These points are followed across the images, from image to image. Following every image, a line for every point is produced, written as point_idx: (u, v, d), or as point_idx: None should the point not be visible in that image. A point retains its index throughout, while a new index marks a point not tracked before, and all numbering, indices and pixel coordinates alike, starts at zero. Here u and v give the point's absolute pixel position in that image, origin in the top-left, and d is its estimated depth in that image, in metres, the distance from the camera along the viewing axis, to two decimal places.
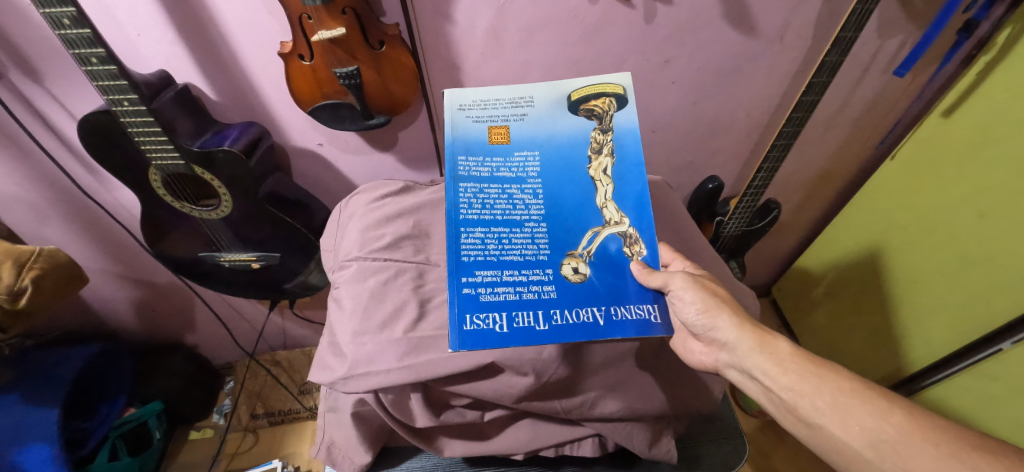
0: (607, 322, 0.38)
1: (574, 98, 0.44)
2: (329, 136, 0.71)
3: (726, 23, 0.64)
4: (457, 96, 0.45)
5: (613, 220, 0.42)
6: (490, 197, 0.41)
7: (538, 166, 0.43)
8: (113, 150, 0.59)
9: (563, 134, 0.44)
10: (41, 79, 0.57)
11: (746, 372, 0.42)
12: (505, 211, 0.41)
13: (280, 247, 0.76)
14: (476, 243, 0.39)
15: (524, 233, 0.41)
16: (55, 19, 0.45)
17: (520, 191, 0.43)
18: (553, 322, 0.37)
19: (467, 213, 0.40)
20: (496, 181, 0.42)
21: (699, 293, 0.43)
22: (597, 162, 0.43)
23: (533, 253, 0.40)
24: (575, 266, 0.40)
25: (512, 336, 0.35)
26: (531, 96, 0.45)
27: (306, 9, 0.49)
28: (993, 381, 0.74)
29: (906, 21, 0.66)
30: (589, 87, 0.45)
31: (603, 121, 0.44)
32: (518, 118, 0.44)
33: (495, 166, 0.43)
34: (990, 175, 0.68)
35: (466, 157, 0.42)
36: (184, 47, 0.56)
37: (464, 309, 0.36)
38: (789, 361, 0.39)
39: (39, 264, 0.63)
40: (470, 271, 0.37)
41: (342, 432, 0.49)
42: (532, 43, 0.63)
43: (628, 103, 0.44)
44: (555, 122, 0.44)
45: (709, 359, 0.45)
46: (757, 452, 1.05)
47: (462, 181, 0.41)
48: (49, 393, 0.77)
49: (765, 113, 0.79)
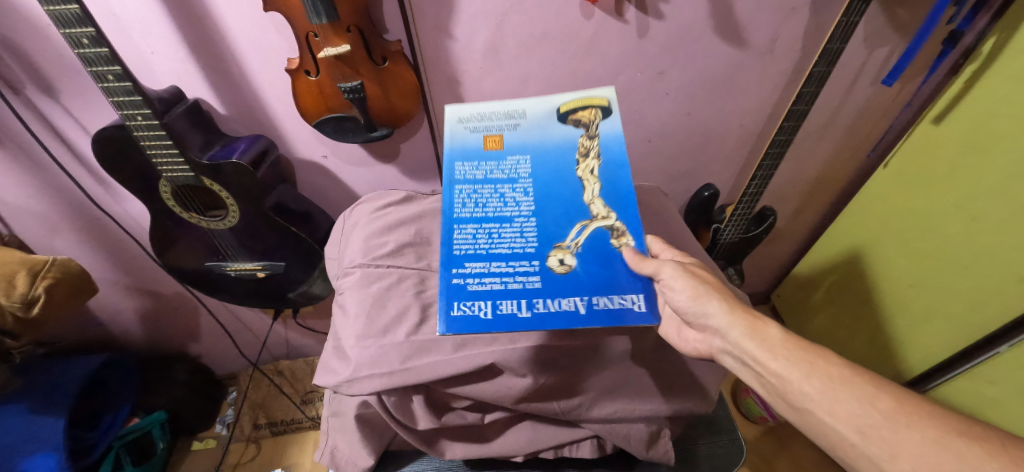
0: (589, 309, 0.37)
1: (562, 110, 0.48)
2: (333, 148, 0.74)
3: (717, 36, 0.66)
4: (457, 110, 0.49)
5: (601, 215, 0.43)
6: (483, 196, 0.44)
7: (529, 168, 0.46)
8: (126, 163, 0.61)
9: (553, 141, 0.47)
10: (58, 95, 0.59)
11: (738, 357, 0.43)
12: (496, 209, 0.43)
13: (285, 257, 0.78)
14: (467, 238, 0.41)
15: (513, 228, 0.42)
16: (75, 39, 0.47)
17: (511, 190, 0.45)
18: (535, 309, 0.36)
19: (460, 213, 0.43)
20: (489, 183, 0.45)
21: (688, 282, 0.44)
22: (585, 163, 0.46)
23: (521, 245, 0.41)
24: (561, 257, 0.40)
25: (496, 323, 0.35)
26: (525, 109, 0.49)
27: (313, 27, 0.51)
28: (991, 383, 0.75)
29: (891, 32, 0.68)
30: (578, 100, 0.48)
31: (591, 128, 0.47)
32: (512, 126, 0.48)
33: (488, 169, 0.46)
34: (981, 180, 0.69)
35: (463, 162, 0.46)
36: (195, 64, 0.59)
37: (451, 297, 0.37)
38: (779, 347, 0.40)
39: (52, 273, 0.64)
40: (460, 263, 0.40)
41: (345, 436, 0.50)
42: (530, 58, 0.66)
43: (613, 114, 0.47)
44: (545, 130, 0.48)
45: (704, 345, 0.47)
46: (759, 460, 1.04)
47: (457, 184, 0.44)
48: (59, 402, 0.78)
49: (759, 122, 0.81)
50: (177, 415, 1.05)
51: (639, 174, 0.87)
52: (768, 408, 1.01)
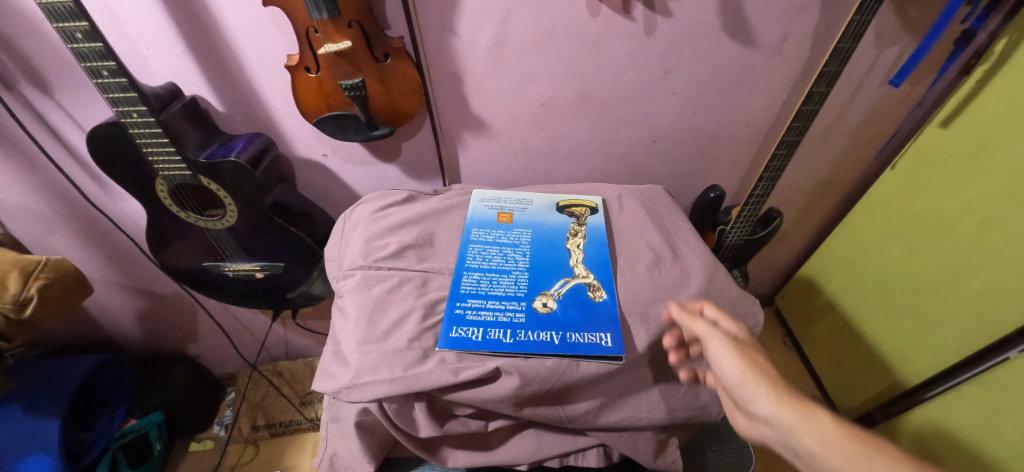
0: (562, 342, 0.45)
1: (561, 204, 0.65)
2: (333, 147, 0.72)
3: (726, 34, 0.65)
4: (481, 194, 0.66)
5: (581, 274, 0.54)
6: (489, 253, 0.56)
7: (529, 236, 0.59)
8: (121, 161, 0.59)
9: (550, 223, 0.62)
10: (52, 91, 0.58)
11: (793, 453, 0.36)
12: (498, 263, 0.55)
13: (284, 257, 0.76)
14: (473, 282, 0.52)
15: (510, 279, 0.53)
16: (68, 33, 0.46)
17: (513, 251, 0.57)
18: (517, 336, 0.45)
19: (470, 262, 0.54)
20: (497, 244, 0.58)
21: (740, 363, 0.40)
22: (573, 240, 0.59)
23: (514, 290, 0.51)
24: (545, 301, 0.50)
25: (485, 344, 0.44)
26: (531, 199, 0.66)
27: (313, 23, 0.50)
28: (1002, 391, 0.68)
29: (902, 31, 0.67)
30: (573, 199, 0.66)
31: (581, 218, 0.63)
32: (521, 208, 0.64)
33: (498, 235, 0.59)
34: (992, 183, 0.68)
35: (479, 229, 0.60)
36: (192, 60, 0.58)
37: (452, 323, 0.47)
38: (838, 443, 0.33)
39: (45, 274, 0.63)
40: (464, 298, 0.50)
41: (344, 443, 0.48)
42: (534, 55, 0.64)
43: (598, 212, 0.64)
44: (546, 216, 0.63)
45: (755, 434, 0.40)
46: (764, 465, 1.04)
47: (472, 242, 0.57)
48: (52, 403, 0.77)
49: (766, 122, 0.80)
50: (175, 416, 1.03)
51: (645, 175, 0.86)
52: None
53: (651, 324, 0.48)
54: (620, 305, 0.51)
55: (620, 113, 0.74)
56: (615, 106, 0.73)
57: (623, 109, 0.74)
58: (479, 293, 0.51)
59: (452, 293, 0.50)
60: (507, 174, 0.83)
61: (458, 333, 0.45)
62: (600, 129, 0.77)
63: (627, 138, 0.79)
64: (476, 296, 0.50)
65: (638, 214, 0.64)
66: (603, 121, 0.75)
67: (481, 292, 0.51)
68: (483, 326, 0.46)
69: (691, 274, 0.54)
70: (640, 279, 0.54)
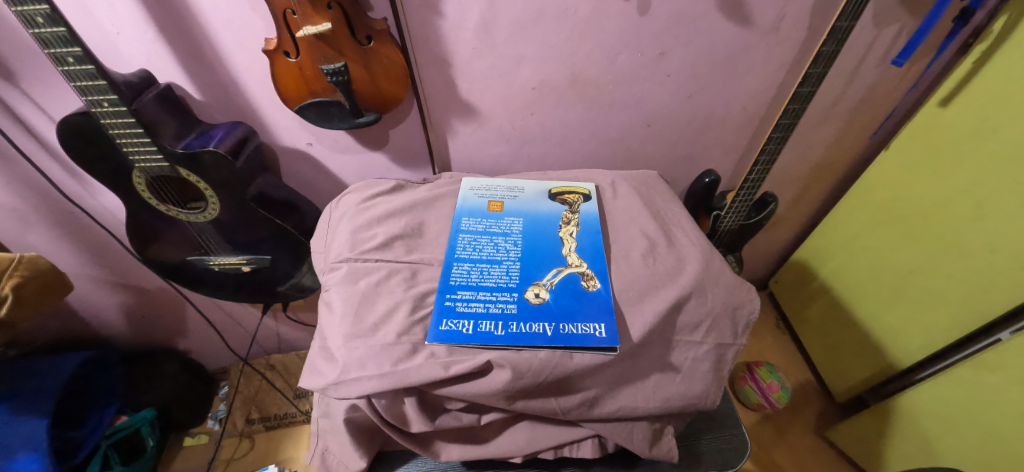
0: (554, 333, 0.44)
1: (554, 192, 0.64)
2: (319, 135, 0.70)
3: (722, 14, 0.63)
4: (471, 182, 0.65)
5: (575, 264, 0.52)
6: (479, 243, 0.55)
7: (520, 225, 0.58)
8: (95, 153, 0.56)
9: (542, 211, 0.61)
10: (18, 81, 0.55)
11: None
12: (489, 253, 0.54)
13: (271, 250, 0.74)
14: (463, 273, 0.51)
15: (501, 269, 0.52)
16: (28, 18, 0.43)
17: (504, 241, 0.56)
18: (509, 329, 0.44)
19: (460, 253, 0.53)
20: (488, 234, 0.56)
21: None
22: (566, 229, 0.57)
23: (505, 281, 0.50)
24: (537, 292, 0.49)
25: (475, 337, 0.43)
26: (523, 187, 0.65)
27: (291, 4, 0.47)
28: (992, 372, 0.67)
29: (902, 10, 0.65)
30: (566, 187, 0.64)
31: (574, 206, 0.61)
32: (512, 197, 0.63)
33: (488, 224, 0.58)
34: (989, 165, 0.67)
35: (469, 218, 0.58)
36: (165, 45, 0.55)
37: (442, 315, 0.45)
38: None
39: (19, 272, 0.61)
40: (454, 290, 0.48)
41: (336, 438, 0.47)
42: (523, 37, 0.62)
43: (592, 200, 0.62)
44: (538, 203, 0.62)
45: None
46: (758, 447, 1.06)
47: (462, 232, 0.56)
48: (40, 402, 0.75)
49: (762, 105, 0.78)
50: (168, 411, 1.02)
51: (638, 160, 0.85)
52: (766, 397, 1.02)
53: (644, 313, 0.47)
54: (614, 294, 0.50)
55: (613, 97, 0.72)
56: (608, 90, 0.71)
57: (617, 93, 0.72)
58: (470, 285, 0.49)
59: (441, 285, 0.49)
60: (499, 161, 0.81)
61: (450, 326, 0.44)
62: (593, 114, 0.75)
63: (620, 123, 0.77)
64: (466, 288, 0.49)
65: (632, 200, 0.63)
66: (595, 105, 0.73)
67: (472, 283, 0.50)
68: (474, 318, 0.45)
69: (686, 261, 0.53)
70: (634, 267, 0.52)
